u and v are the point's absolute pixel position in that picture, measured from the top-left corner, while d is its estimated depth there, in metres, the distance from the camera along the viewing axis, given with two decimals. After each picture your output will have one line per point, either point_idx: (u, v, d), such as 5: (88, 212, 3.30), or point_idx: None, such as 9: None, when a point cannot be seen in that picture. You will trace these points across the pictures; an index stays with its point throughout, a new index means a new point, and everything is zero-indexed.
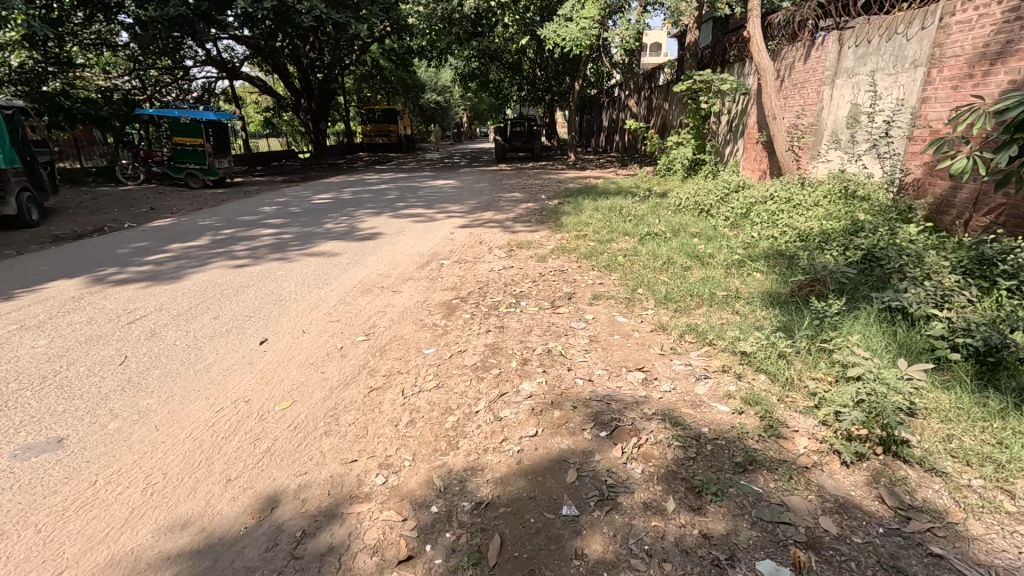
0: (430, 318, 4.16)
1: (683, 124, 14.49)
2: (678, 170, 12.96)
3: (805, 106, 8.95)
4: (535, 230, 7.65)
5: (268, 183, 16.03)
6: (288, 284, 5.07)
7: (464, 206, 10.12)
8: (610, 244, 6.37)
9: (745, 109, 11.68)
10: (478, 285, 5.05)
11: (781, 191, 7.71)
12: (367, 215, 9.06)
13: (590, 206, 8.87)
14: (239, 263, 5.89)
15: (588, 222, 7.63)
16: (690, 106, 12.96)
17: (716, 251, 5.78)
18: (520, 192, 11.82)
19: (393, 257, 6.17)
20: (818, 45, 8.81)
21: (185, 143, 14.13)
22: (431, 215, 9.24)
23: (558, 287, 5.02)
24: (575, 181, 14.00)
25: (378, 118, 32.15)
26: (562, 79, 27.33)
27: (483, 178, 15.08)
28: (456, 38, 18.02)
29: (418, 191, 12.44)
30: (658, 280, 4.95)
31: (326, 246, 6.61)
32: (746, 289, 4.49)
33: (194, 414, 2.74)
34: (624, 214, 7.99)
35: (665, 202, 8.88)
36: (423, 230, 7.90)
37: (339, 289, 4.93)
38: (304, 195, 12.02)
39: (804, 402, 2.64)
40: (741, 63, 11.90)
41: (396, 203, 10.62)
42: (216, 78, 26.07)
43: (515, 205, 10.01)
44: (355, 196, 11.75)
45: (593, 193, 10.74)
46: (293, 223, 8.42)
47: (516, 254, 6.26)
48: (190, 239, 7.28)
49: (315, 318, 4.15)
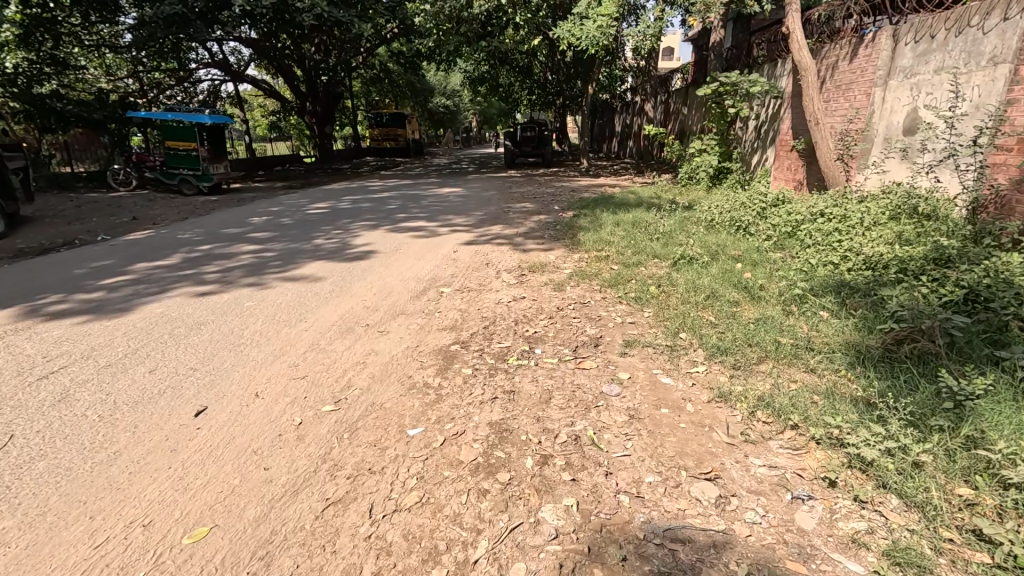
0: (422, 374, 3.28)
1: (706, 129, 13.58)
2: (702, 180, 12.05)
3: (852, 110, 7.99)
4: (548, 248, 6.78)
5: (267, 189, 15.33)
6: (254, 320, 4.21)
7: (470, 217, 9.28)
8: (637, 270, 5.48)
9: (777, 114, 10.75)
10: (481, 325, 4.18)
11: (832, 206, 6.76)
12: (362, 228, 8.25)
13: (609, 220, 7.98)
14: (205, 289, 5.08)
15: (609, 240, 6.74)
16: (714, 110, 12.04)
17: (767, 282, 4.85)
18: (531, 202, 10.96)
19: (384, 283, 5.32)
20: (866, 43, 7.86)
21: (179, 147, 13.43)
22: (433, 228, 8.40)
23: (579, 328, 4.14)
24: (589, 189, 13.15)
25: (386, 122, 31.55)
26: (574, 83, 26.57)
27: (491, 186, 14.25)
28: (464, 39, 17.25)
29: (421, 200, 11.66)
30: (703, 323, 4.04)
31: (311, 269, 5.79)
32: (820, 339, 3.57)
33: (62, 552, 1.90)
34: (650, 231, 7.08)
35: (694, 217, 7.95)
36: (422, 248, 7.07)
37: (315, 328, 4.05)
38: (300, 204, 11.26)
39: (978, 557, 1.74)
40: (772, 64, 10.98)
41: (397, 213, 9.81)
42: (220, 80, 25.59)
43: (526, 217, 9.16)
44: (353, 206, 10.96)
45: (610, 204, 9.86)
46: (279, 237, 7.63)
47: (527, 280, 5.40)
48: (160, 256, 6.49)
49: (275, 373, 3.27)
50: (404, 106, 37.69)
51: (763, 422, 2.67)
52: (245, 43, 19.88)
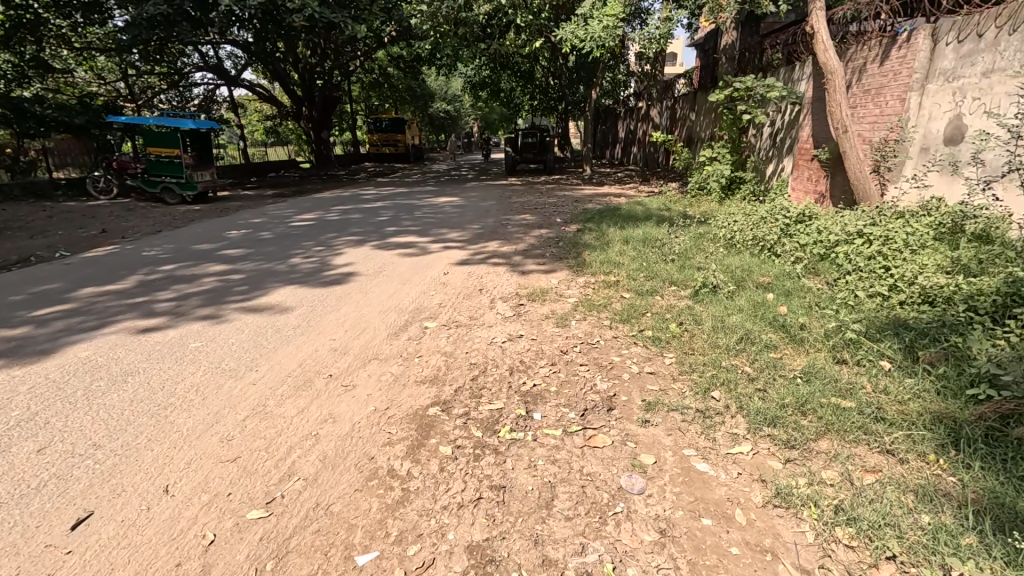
0: (388, 456, 2.56)
1: (716, 137, 12.88)
2: (714, 190, 11.33)
3: (884, 117, 7.28)
4: (551, 271, 6.05)
5: (255, 197, 14.67)
6: (195, 368, 3.48)
7: (466, 231, 8.57)
8: (654, 301, 4.75)
9: (796, 121, 10.04)
10: (469, 376, 3.45)
11: (869, 224, 6.03)
12: (347, 244, 7.54)
13: (618, 237, 7.27)
14: (152, 322, 4.35)
15: (618, 261, 6.02)
16: (727, 116, 11.37)
17: (808, 319, 4.13)
18: (532, 214, 10.24)
19: (360, 315, 4.59)
20: (900, 43, 7.14)
21: (166, 154, 12.79)
22: (423, 244, 7.68)
23: (588, 381, 3.40)
24: (593, 199, 12.46)
25: (385, 127, 31.00)
26: (577, 88, 26.04)
27: (490, 195, 13.59)
28: (464, 41, 16.61)
29: (415, 211, 10.96)
30: (739, 378, 3.30)
31: (279, 296, 5.06)
32: (891, 404, 2.86)
33: None
34: (663, 250, 6.36)
35: (710, 233, 7.23)
36: (410, 268, 6.36)
37: (266, 381, 3.33)
38: (286, 215, 10.59)
39: None
40: (789, 68, 10.31)
41: (387, 226, 9.10)
42: (215, 85, 25.07)
43: (527, 232, 8.45)
44: (342, 217, 10.26)
45: (617, 217, 9.18)
46: (253, 255, 6.91)
47: (526, 312, 4.66)
48: (114, 278, 5.79)
49: (197, 453, 2.55)
50: (403, 111, 37.09)
51: (845, 547, 1.97)
52: (238, 46, 19.35)
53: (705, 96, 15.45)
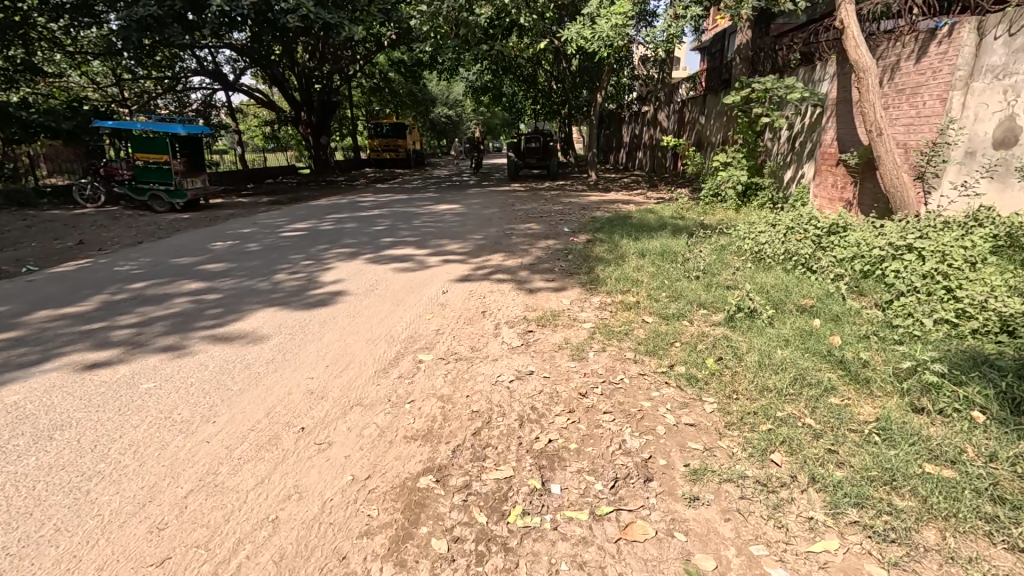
0: (364, 558, 1.98)
1: (730, 141, 12.31)
2: (729, 198, 10.74)
3: (922, 119, 6.67)
4: (561, 289, 5.45)
5: (248, 205, 14.13)
6: (138, 419, 2.89)
7: (467, 242, 7.98)
8: (682, 328, 4.15)
9: (819, 124, 9.43)
10: (470, 429, 2.85)
11: (915, 235, 5.41)
12: (338, 258, 6.95)
13: (632, 249, 6.67)
14: (102, 355, 3.75)
15: (635, 278, 5.42)
16: (742, 120, 10.80)
17: (870, 351, 3.52)
18: (537, 223, 9.67)
19: (345, 345, 3.99)
20: (940, 38, 6.49)
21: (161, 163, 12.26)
22: (421, 256, 7.10)
23: (615, 436, 2.80)
24: (601, 207, 11.88)
25: (386, 132, 30.56)
26: (580, 92, 25.57)
27: (493, 202, 13.03)
28: (466, 43, 16.11)
29: (413, 219, 10.40)
30: (801, 434, 2.70)
31: (256, 321, 4.47)
32: (1007, 480, 2.27)
33: None
34: (684, 265, 5.76)
35: (734, 245, 6.61)
36: (405, 285, 5.77)
37: (223, 437, 2.72)
38: (277, 225, 10.03)
39: None
40: (810, 68, 9.75)
41: (383, 237, 8.53)
42: (213, 89, 24.65)
43: (532, 243, 7.86)
44: (336, 226, 9.71)
45: (629, 227, 8.60)
46: (235, 270, 6.32)
47: (535, 341, 4.06)
48: (75, 298, 5.21)
49: (115, 553, 1.96)
50: (404, 116, 36.68)
51: None
52: (234, 49, 18.90)
53: (715, 99, 14.90)
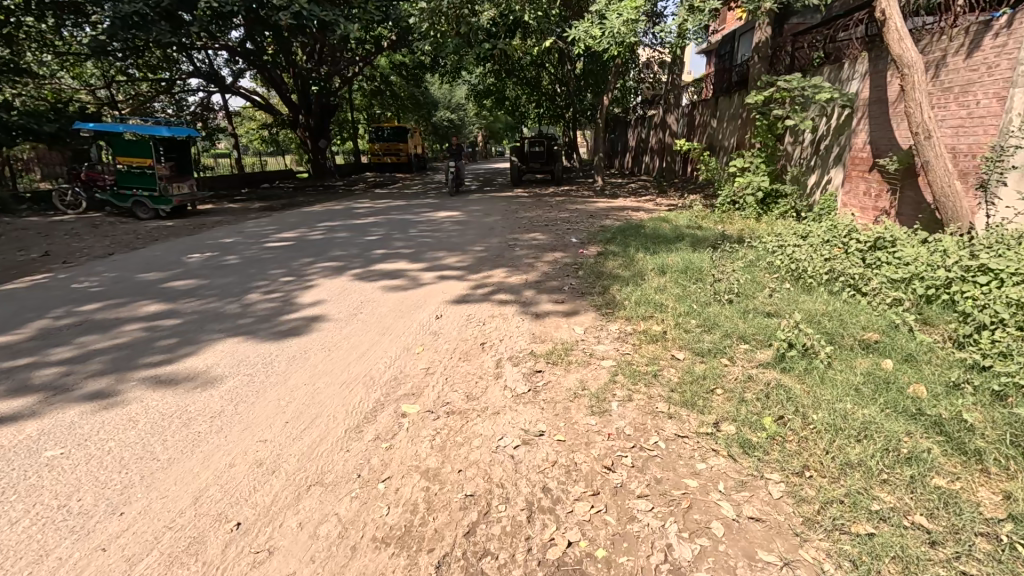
0: None
1: (746, 145, 11.61)
2: (748, 205, 10.02)
3: (976, 120, 5.96)
4: (573, 314, 4.74)
5: (239, 212, 13.47)
6: (23, 510, 2.19)
7: (466, 255, 7.29)
8: (723, 368, 3.43)
9: (848, 127, 8.71)
10: (463, 526, 2.15)
11: (981, 252, 4.69)
12: (322, 274, 6.26)
13: (650, 265, 5.96)
14: (13, 406, 3.06)
15: (658, 302, 4.71)
16: (761, 122, 10.11)
17: (970, 407, 2.78)
18: (542, 233, 8.97)
19: (314, 390, 3.28)
20: (997, 29, 5.76)
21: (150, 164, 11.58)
22: (414, 271, 6.41)
23: (657, 539, 2.09)
24: (610, 214, 11.19)
25: (387, 136, 30.01)
26: (585, 96, 24.98)
27: (495, 209, 12.35)
28: (467, 41, 15.45)
29: (409, 228, 9.72)
30: (916, 543, 1.97)
31: (212, 357, 3.76)
32: None
33: None
34: (713, 284, 5.05)
35: (765, 261, 5.89)
36: (395, 306, 5.08)
37: (127, 541, 2.02)
38: (264, 234, 9.35)
39: None
40: (837, 67, 9.07)
41: (375, 248, 7.85)
42: (209, 92, 24.08)
43: (537, 256, 7.16)
44: (325, 236, 9.03)
45: (643, 238, 7.90)
46: (204, 289, 5.62)
47: (545, 386, 3.35)
48: (12, 324, 4.51)
49: None
50: (406, 120, 36.11)
51: None
52: (228, 49, 18.30)
53: (729, 101, 14.23)
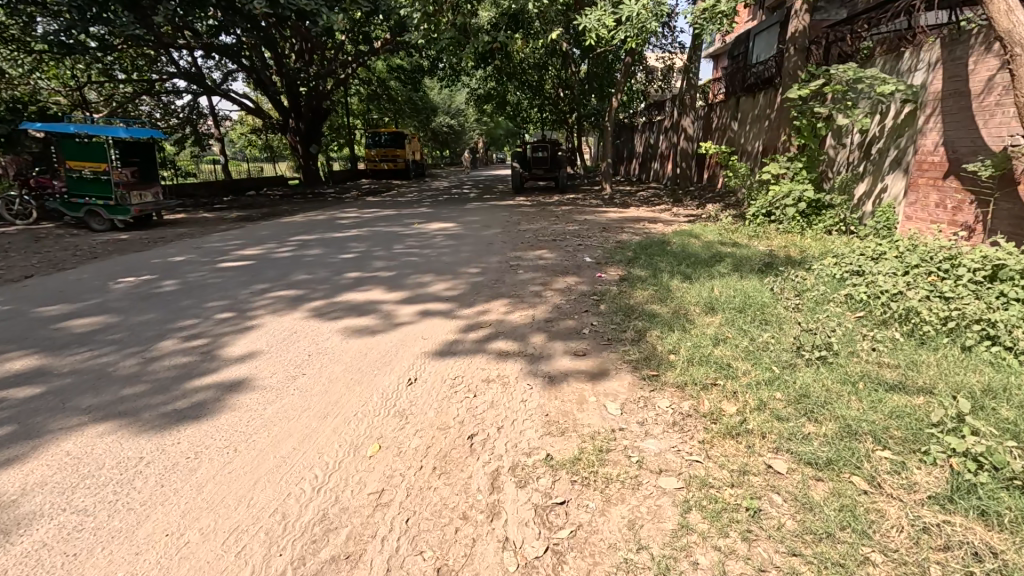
0: None
1: (778, 148, 10.32)
2: (786, 218, 8.72)
3: None
4: (601, 379, 3.38)
5: (211, 222, 12.17)
6: None
7: (457, 281, 5.94)
8: (870, 506, 2.07)
9: (910, 127, 7.42)
10: None
11: None
12: (273, 308, 4.91)
13: (694, 302, 4.65)
14: None
15: (723, 361, 3.36)
16: (800, 122, 8.81)
17: None
18: (550, 251, 7.63)
19: (179, 552, 1.92)
20: None
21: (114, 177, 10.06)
22: (390, 303, 5.06)
23: None
24: (626, 227, 9.88)
25: (384, 142, 28.81)
26: (590, 98, 23.83)
27: (495, 220, 11.06)
28: (463, 34, 14.26)
29: (394, 244, 8.36)
30: None
31: (44, 467, 2.40)
32: None
33: None
34: (791, 335, 3.73)
35: (841, 295, 4.56)
36: (357, 359, 3.73)
37: None
38: (225, 250, 8.04)
39: None
40: (896, 56, 7.80)
41: (349, 269, 6.51)
42: (195, 94, 22.85)
43: (545, 282, 5.80)
44: (294, 254, 7.70)
45: (672, 258, 6.61)
46: (108, 331, 4.27)
47: (573, 540, 1.99)
48: None
49: None
50: (403, 125, 34.94)
51: None
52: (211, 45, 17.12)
53: (753, 102, 13.00)
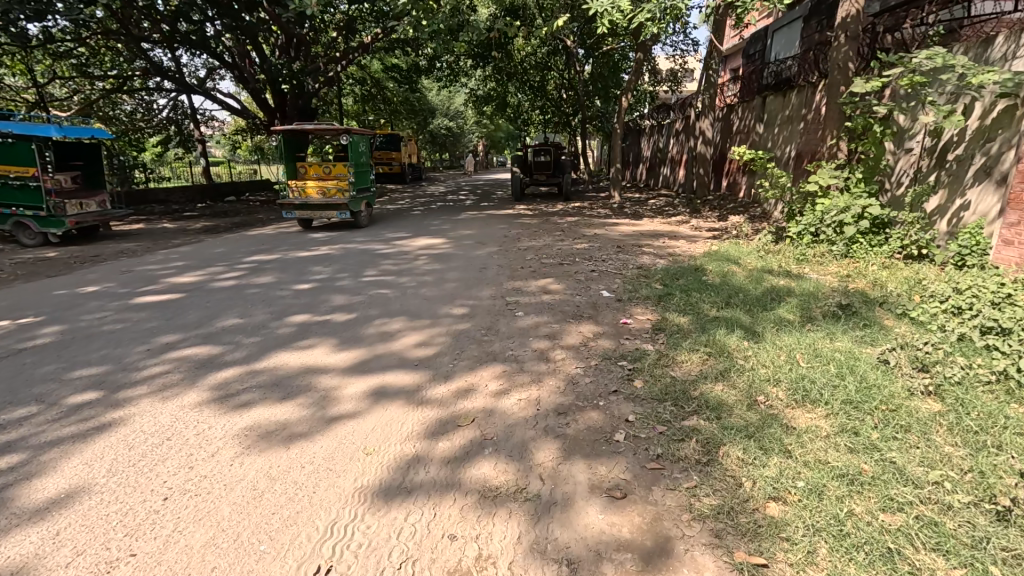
0: None
1: (822, 154, 8.87)
2: (841, 239, 7.21)
3: None
4: (663, 572, 1.90)
5: (166, 235, 10.65)
6: None
7: (435, 330, 4.45)
8: None
9: (1008, 129, 5.98)
10: None
11: None
12: (161, 383, 3.40)
13: (777, 383, 3.17)
14: None
15: (886, 546, 1.87)
16: (857, 123, 7.36)
17: None
18: (557, 281, 6.16)
19: None
20: None
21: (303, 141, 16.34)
22: (333, 374, 3.54)
23: None
24: (644, 245, 8.42)
25: (379, 144, 27.35)
26: (595, 100, 22.33)
27: (493, 235, 9.59)
28: (457, 21, 12.83)
29: (366, 268, 6.87)
30: None
31: None
32: None
33: None
34: (970, 474, 2.25)
35: (995, 376, 3.09)
36: (243, 508, 2.21)
37: None
38: (157, 275, 6.54)
39: None
40: (985, 43, 6.39)
41: (296, 309, 5.01)
42: (176, 94, 21.44)
43: (553, 334, 4.29)
44: (238, 282, 6.21)
45: (716, 298, 5.14)
46: None
47: None
48: None
49: None
50: (400, 128, 33.43)
51: None
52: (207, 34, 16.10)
53: (784, 102, 11.57)
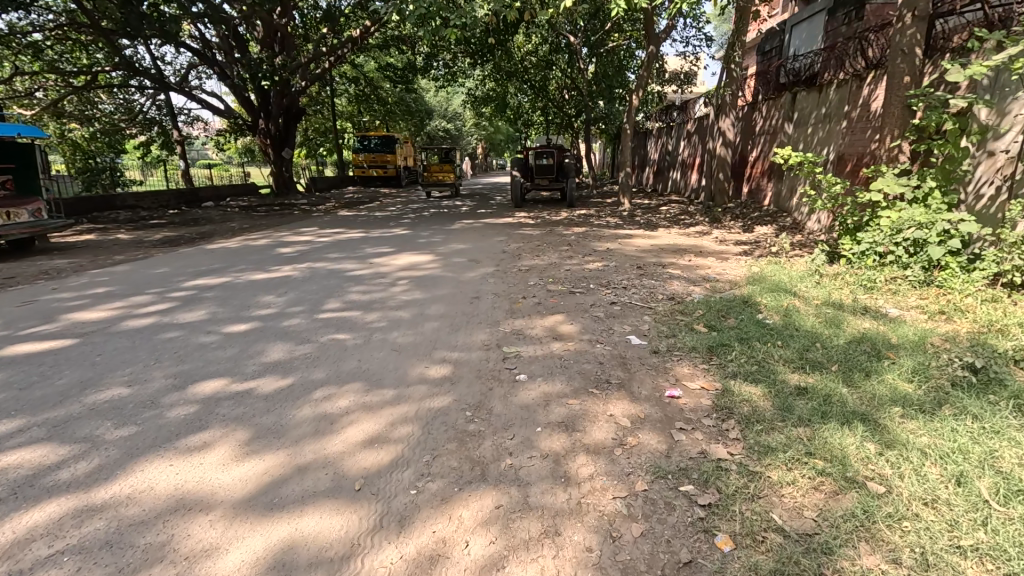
0: None
1: (876, 157, 7.51)
2: (917, 262, 5.91)
3: None
4: None
5: (115, 249, 9.27)
6: None
7: (398, 410, 3.05)
8: None
9: None
10: None
11: None
12: None
13: (979, 564, 1.80)
14: None
15: None
16: (933, 119, 5.97)
17: None
18: (569, 319, 4.77)
19: None
20: None
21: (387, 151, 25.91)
22: (215, 519, 2.14)
23: None
24: (668, 265, 7.09)
25: (373, 146, 26.00)
26: (598, 100, 21.08)
27: (488, 251, 8.22)
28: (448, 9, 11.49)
29: (328, 298, 5.48)
30: None
31: None
32: None
33: None
34: None
35: None
36: None
37: None
38: (60, 310, 5.15)
39: None
40: None
41: (211, 370, 3.61)
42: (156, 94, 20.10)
43: (570, 422, 2.90)
44: (157, 319, 4.82)
45: (788, 352, 3.73)
46: None
47: None
48: None
49: None
50: (395, 129, 32.22)
51: None
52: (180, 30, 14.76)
53: (818, 99, 10.27)
